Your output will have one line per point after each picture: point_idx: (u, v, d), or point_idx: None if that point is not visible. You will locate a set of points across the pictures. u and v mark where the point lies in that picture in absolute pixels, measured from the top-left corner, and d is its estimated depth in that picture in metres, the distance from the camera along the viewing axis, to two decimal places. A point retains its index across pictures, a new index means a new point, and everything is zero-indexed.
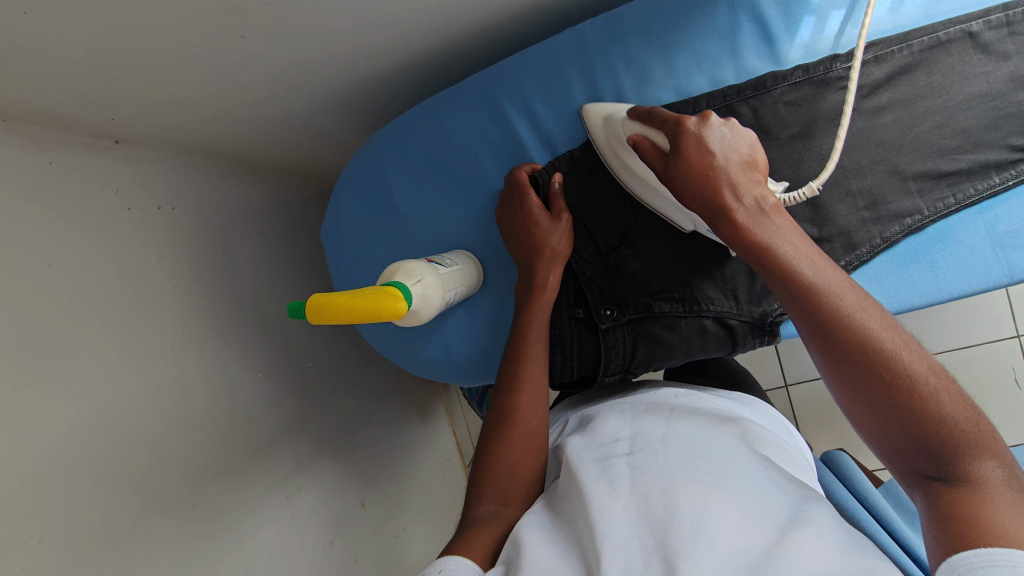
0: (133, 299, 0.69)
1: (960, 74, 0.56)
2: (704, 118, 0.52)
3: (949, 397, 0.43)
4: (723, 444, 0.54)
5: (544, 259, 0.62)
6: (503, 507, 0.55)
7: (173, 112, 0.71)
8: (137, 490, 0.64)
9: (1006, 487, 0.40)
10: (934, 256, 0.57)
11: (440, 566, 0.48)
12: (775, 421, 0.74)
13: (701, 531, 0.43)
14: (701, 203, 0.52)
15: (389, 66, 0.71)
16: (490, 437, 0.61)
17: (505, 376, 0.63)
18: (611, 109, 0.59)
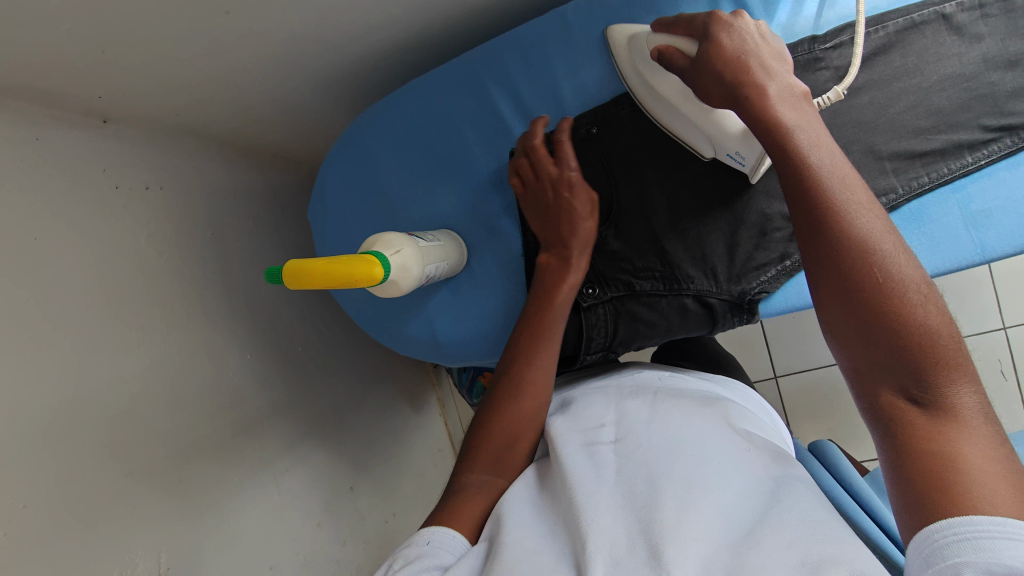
0: (120, 275, 0.70)
1: (934, 55, 0.57)
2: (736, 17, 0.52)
3: (938, 318, 0.43)
4: (706, 425, 0.55)
5: (578, 240, 0.63)
6: (496, 477, 0.58)
7: (161, 91, 0.71)
8: (122, 463, 0.64)
9: (980, 416, 0.42)
10: (907, 235, 0.58)
11: (429, 538, 0.50)
12: (752, 399, 0.75)
13: (684, 518, 0.43)
14: (726, 94, 0.51)
15: (377, 46, 0.72)
16: (491, 405, 0.62)
17: (524, 350, 0.63)
18: (635, 31, 0.60)
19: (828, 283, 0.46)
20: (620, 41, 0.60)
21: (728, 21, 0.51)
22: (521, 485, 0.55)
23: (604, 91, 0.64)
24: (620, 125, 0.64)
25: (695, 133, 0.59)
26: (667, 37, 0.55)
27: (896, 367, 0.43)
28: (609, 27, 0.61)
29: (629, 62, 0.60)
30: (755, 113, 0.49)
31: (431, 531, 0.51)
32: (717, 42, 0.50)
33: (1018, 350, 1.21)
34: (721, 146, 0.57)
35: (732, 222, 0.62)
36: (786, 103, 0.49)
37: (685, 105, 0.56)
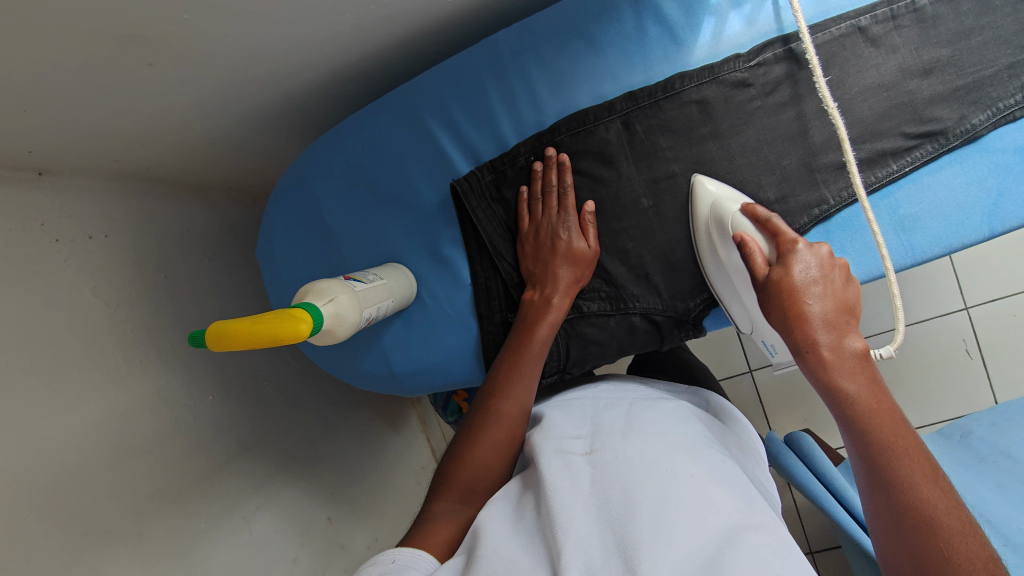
0: (65, 331, 0.68)
1: (854, 67, 0.58)
2: (807, 248, 0.54)
3: None
4: (684, 435, 0.55)
5: (562, 264, 0.63)
6: (465, 507, 0.56)
7: (96, 141, 0.70)
8: (77, 523, 0.63)
9: None
10: (842, 243, 0.61)
11: (393, 556, 0.49)
12: (727, 411, 0.74)
13: (659, 526, 0.43)
14: (784, 326, 0.52)
15: (315, 83, 0.71)
16: (463, 440, 0.61)
17: (500, 377, 0.62)
18: (720, 194, 0.60)
19: (888, 537, 0.45)
20: (701, 195, 0.61)
21: (802, 254, 0.53)
22: (501, 497, 0.55)
23: (540, 117, 0.64)
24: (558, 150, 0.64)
25: (742, 313, 0.62)
26: (750, 233, 0.57)
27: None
28: (695, 172, 0.62)
29: (701, 232, 0.61)
30: (814, 362, 0.51)
31: (395, 550, 0.49)
32: (787, 274, 0.52)
33: (981, 330, 1.24)
34: (760, 329, 0.61)
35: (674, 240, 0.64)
36: (843, 366, 0.50)
37: (745, 288, 0.59)
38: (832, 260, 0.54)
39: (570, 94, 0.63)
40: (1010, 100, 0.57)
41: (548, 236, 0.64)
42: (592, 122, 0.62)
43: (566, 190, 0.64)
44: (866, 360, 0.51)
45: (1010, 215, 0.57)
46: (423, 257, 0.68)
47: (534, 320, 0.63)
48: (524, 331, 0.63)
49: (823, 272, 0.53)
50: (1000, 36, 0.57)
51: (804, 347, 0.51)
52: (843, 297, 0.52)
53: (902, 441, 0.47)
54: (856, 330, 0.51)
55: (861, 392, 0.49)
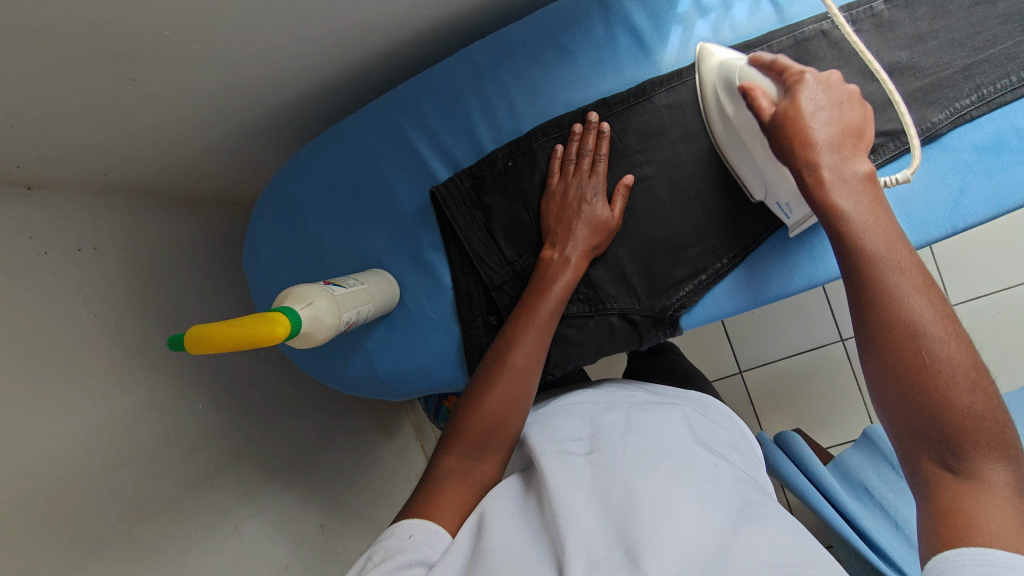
0: (55, 341, 0.69)
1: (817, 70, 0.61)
2: (813, 77, 0.53)
3: (982, 403, 0.44)
4: (680, 436, 0.56)
5: (590, 228, 0.62)
6: (476, 462, 0.56)
7: (84, 155, 0.71)
8: (65, 531, 0.64)
9: (1010, 490, 0.42)
10: (810, 240, 0.63)
11: (409, 531, 0.49)
12: (720, 413, 0.75)
13: (661, 521, 0.44)
14: (787, 159, 0.53)
15: (299, 94, 0.73)
16: (474, 389, 0.60)
17: (512, 333, 0.62)
18: (728, 54, 0.58)
19: (871, 351, 0.49)
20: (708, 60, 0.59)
21: (809, 84, 0.52)
22: (503, 491, 0.54)
23: (516, 124, 0.66)
24: (534, 156, 0.66)
25: (754, 172, 0.60)
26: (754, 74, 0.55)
27: (932, 438, 0.45)
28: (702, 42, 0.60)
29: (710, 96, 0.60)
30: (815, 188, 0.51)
31: (412, 523, 0.50)
32: (795, 108, 0.52)
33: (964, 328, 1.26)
34: (774, 191, 0.59)
35: (648, 241, 0.65)
36: (846, 187, 0.51)
37: (753, 141, 0.57)
38: (840, 84, 0.53)
39: (544, 102, 0.65)
40: (967, 101, 0.59)
41: (571, 197, 0.63)
42: (567, 128, 0.64)
43: (601, 158, 0.63)
44: (871, 182, 0.51)
45: (971, 211, 0.59)
46: (406, 263, 0.69)
47: (550, 277, 0.63)
48: (539, 289, 0.63)
49: (830, 99, 0.52)
50: (955, 40, 0.59)
51: (805, 173, 0.52)
52: (849, 122, 0.52)
53: (898, 257, 0.49)
54: (864, 153, 0.51)
55: (860, 215, 0.50)
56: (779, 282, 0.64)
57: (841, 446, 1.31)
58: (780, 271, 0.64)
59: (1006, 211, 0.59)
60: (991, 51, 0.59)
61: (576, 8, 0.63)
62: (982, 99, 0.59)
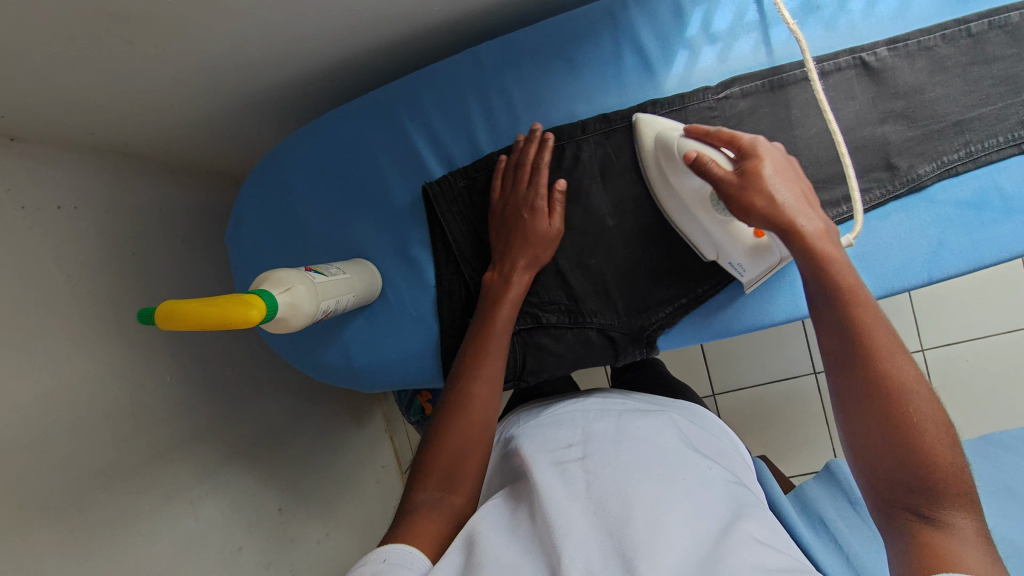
0: (23, 299, 0.68)
1: (812, 109, 0.62)
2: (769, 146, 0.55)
3: (954, 456, 0.47)
4: (672, 444, 0.57)
5: (531, 245, 0.63)
6: (446, 495, 0.55)
7: (72, 113, 0.70)
8: (14, 494, 0.62)
9: (976, 540, 0.45)
10: (789, 276, 0.64)
11: (385, 555, 0.49)
12: (710, 422, 0.76)
13: (656, 528, 0.45)
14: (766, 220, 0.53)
15: (301, 75, 0.72)
16: (436, 427, 0.60)
17: (466, 359, 0.62)
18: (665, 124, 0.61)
19: (861, 404, 0.50)
20: (645, 131, 0.61)
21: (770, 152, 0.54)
22: (491, 510, 0.54)
23: (515, 130, 0.66)
24: (530, 162, 0.66)
25: (704, 238, 0.61)
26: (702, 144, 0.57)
27: (909, 488, 0.47)
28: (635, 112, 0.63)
29: (651, 160, 0.62)
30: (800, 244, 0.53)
31: (389, 547, 0.49)
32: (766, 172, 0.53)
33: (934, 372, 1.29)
34: (726, 252, 0.60)
35: (633, 259, 0.66)
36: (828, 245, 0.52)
37: (701, 207, 0.59)
38: (792, 158, 0.56)
39: (546, 111, 0.65)
40: (955, 155, 0.61)
41: (515, 216, 0.64)
42: (565, 138, 0.64)
43: (542, 164, 0.63)
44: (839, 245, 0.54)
45: (948, 263, 0.61)
46: (391, 256, 0.69)
47: (501, 296, 0.63)
48: (489, 312, 0.63)
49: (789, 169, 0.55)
50: (949, 95, 0.61)
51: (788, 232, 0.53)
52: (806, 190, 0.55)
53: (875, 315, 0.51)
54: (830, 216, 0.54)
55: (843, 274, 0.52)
56: (760, 313, 0.65)
57: (804, 476, 1.34)
58: (756, 300, 0.65)
59: (982, 266, 0.60)
60: (982, 110, 0.61)
61: (585, 21, 0.63)
62: (970, 155, 0.61)
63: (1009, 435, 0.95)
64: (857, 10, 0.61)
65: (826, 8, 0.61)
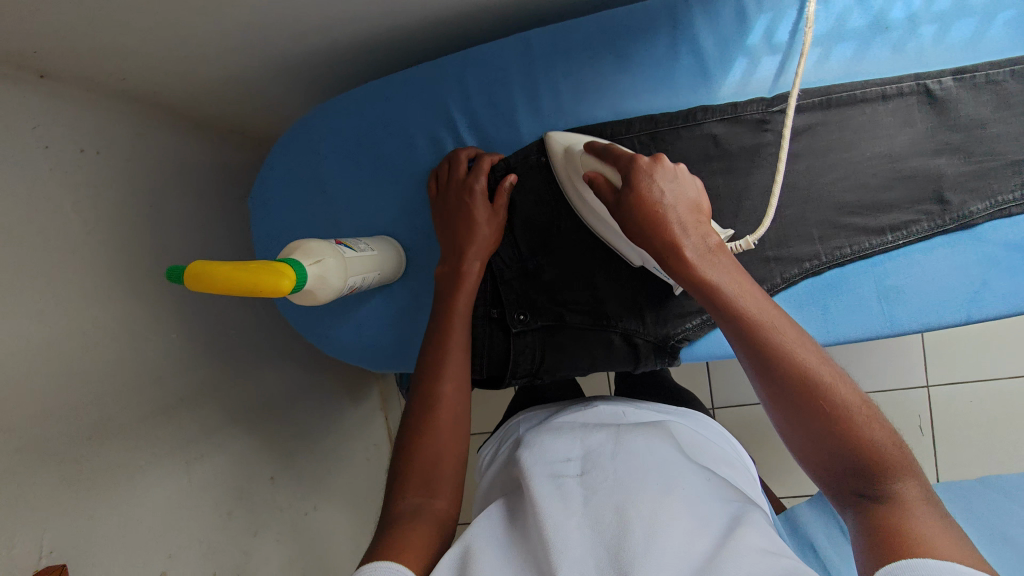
0: (38, 241, 0.66)
1: (869, 132, 0.60)
2: (657, 161, 0.53)
3: (880, 430, 0.45)
4: (669, 459, 0.56)
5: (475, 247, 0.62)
6: (427, 500, 0.53)
7: (106, 55, 0.68)
8: (15, 438, 0.61)
9: (925, 506, 0.43)
10: (826, 300, 0.61)
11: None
12: (713, 431, 0.75)
13: (652, 541, 0.43)
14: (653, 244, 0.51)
15: (341, 43, 0.70)
16: (405, 436, 0.57)
17: (429, 363, 0.60)
18: (573, 139, 0.60)
19: (782, 411, 0.47)
20: (555, 148, 0.61)
21: (644, 168, 0.51)
22: (482, 522, 0.52)
23: (557, 122, 0.64)
24: None
25: (629, 249, 0.61)
26: (594, 164, 0.56)
27: (848, 473, 0.45)
28: (547, 132, 0.62)
29: (562, 170, 0.61)
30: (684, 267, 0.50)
31: (377, 564, 0.45)
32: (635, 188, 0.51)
33: (935, 409, 1.29)
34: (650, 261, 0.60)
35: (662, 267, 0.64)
36: (711, 260, 0.50)
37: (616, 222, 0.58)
38: (679, 164, 0.53)
39: (591, 107, 0.63)
40: (1009, 195, 0.59)
41: (462, 209, 0.62)
42: (608, 137, 0.62)
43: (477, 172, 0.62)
44: (723, 250, 0.51)
45: (990, 305, 0.59)
46: (415, 238, 0.67)
47: (455, 290, 0.61)
48: (443, 309, 0.61)
49: (669, 180, 0.52)
50: (1012, 133, 0.59)
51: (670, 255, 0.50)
52: (681, 196, 0.52)
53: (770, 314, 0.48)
54: (710, 225, 0.51)
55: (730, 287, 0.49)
56: None
57: (793, 499, 1.33)
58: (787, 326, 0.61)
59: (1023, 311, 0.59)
60: None
61: (643, 16, 0.60)
62: None
63: (1009, 480, 0.94)
64: (928, 35, 0.59)
65: (896, 29, 0.58)
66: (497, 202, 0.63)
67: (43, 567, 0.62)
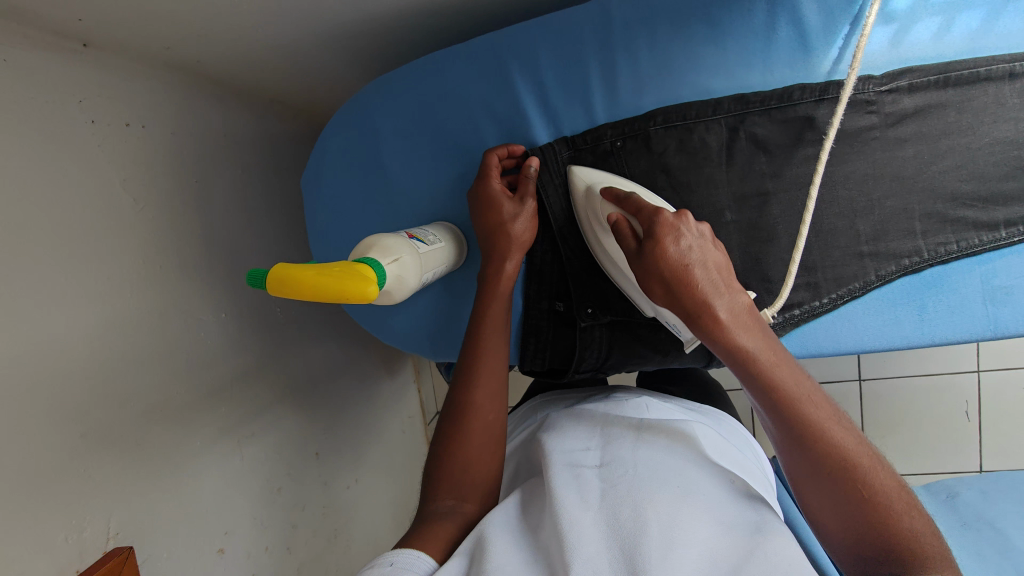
0: (89, 221, 0.64)
1: (989, 115, 0.55)
2: (681, 211, 0.48)
3: (913, 514, 0.44)
4: (691, 457, 0.52)
5: (503, 247, 0.59)
6: (458, 504, 0.53)
7: (151, 22, 0.64)
8: (77, 424, 0.60)
9: None
10: (924, 299, 0.58)
11: (391, 558, 0.46)
12: (735, 432, 0.70)
13: (671, 545, 0.41)
14: (679, 306, 0.47)
15: (395, 9, 0.65)
16: (442, 440, 0.57)
17: (461, 370, 0.59)
18: (594, 178, 0.58)
19: (812, 479, 0.46)
20: (579, 183, 0.58)
21: (674, 222, 0.47)
22: (501, 509, 0.50)
23: (637, 100, 0.59)
24: (648, 140, 0.59)
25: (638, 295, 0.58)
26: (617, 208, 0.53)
27: (882, 556, 0.44)
28: (571, 165, 0.60)
29: (583, 212, 0.59)
30: (715, 335, 0.46)
31: (396, 552, 0.46)
32: (662, 245, 0.46)
33: (986, 395, 1.24)
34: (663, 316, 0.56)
35: (748, 262, 0.60)
36: (742, 327, 0.46)
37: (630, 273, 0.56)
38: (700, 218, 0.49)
39: (676, 84, 0.57)
40: None
41: (489, 210, 0.59)
42: (692, 119, 0.58)
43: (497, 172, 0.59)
44: (755, 313, 0.47)
45: None
46: None
47: (490, 292, 0.59)
48: (477, 312, 0.59)
49: (699, 235, 0.48)
50: None
51: (700, 319, 0.46)
52: (716, 256, 0.48)
53: (805, 389, 0.46)
54: (741, 290, 0.47)
55: (765, 359, 0.46)
56: (875, 336, 0.59)
57: None
58: (879, 324, 0.59)
59: None
60: None
61: None
62: None
63: None
64: None
65: None
66: (521, 190, 0.60)
67: (111, 549, 0.63)
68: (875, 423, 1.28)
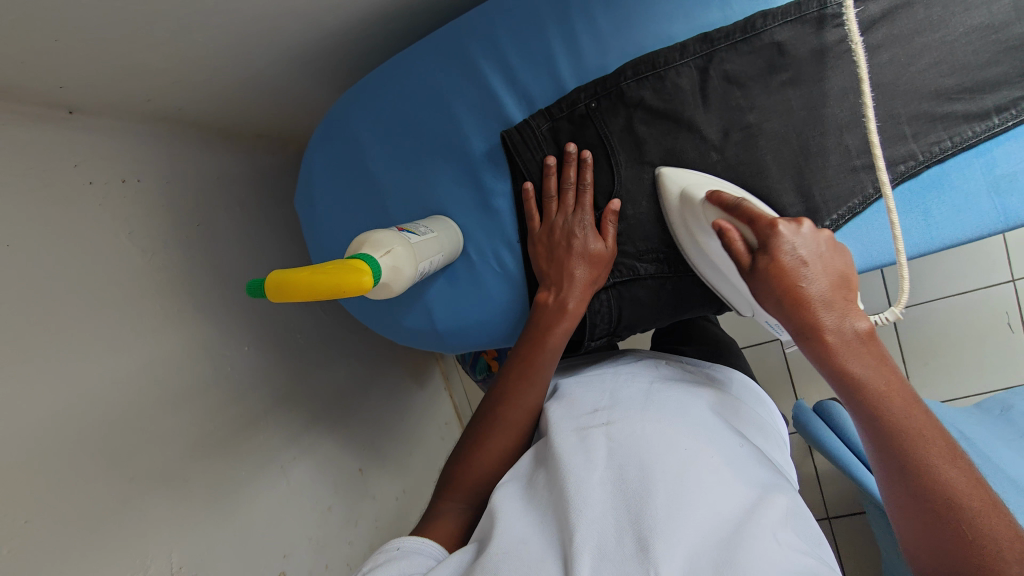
0: (102, 275, 0.66)
1: (960, 5, 0.54)
2: (795, 227, 0.48)
3: None
4: (701, 418, 0.51)
5: (577, 286, 0.62)
6: (466, 506, 0.56)
7: (127, 77, 0.66)
8: (124, 467, 0.63)
9: None
10: (927, 204, 0.57)
11: (396, 544, 0.51)
12: (746, 388, 0.67)
13: (675, 505, 0.41)
14: (788, 321, 0.48)
15: (355, 20, 0.67)
16: (469, 444, 0.60)
17: (513, 376, 0.62)
18: (691, 182, 0.58)
19: (912, 510, 0.46)
20: (669, 185, 0.59)
21: (786, 238, 0.48)
22: (512, 481, 0.51)
23: (603, 60, 0.59)
24: (620, 97, 0.59)
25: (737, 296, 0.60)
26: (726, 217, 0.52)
27: None
28: (662, 167, 0.60)
29: (677, 214, 0.59)
30: (819, 353, 0.47)
31: (399, 538, 0.52)
32: (773, 263, 0.48)
33: None
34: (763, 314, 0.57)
35: None
36: (855, 352, 0.46)
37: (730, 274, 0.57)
38: (818, 229, 0.49)
39: (636, 36, 0.58)
40: None
41: (569, 246, 0.61)
42: (662, 67, 0.57)
43: (581, 188, 0.62)
44: (873, 337, 0.47)
45: None
46: (470, 211, 0.65)
47: (554, 323, 0.61)
48: (540, 342, 0.61)
49: (814, 250, 0.48)
50: None
51: (808, 336, 0.47)
52: (836, 270, 0.48)
53: (916, 419, 0.46)
54: (860, 309, 0.47)
55: (872, 382, 0.46)
56: (883, 249, 0.59)
57: None
58: (885, 236, 0.59)
59: None
60: None
61: None
62: None
63: None
64: None
65: None
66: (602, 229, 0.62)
67: None
68: (916, 349, 1.25)
